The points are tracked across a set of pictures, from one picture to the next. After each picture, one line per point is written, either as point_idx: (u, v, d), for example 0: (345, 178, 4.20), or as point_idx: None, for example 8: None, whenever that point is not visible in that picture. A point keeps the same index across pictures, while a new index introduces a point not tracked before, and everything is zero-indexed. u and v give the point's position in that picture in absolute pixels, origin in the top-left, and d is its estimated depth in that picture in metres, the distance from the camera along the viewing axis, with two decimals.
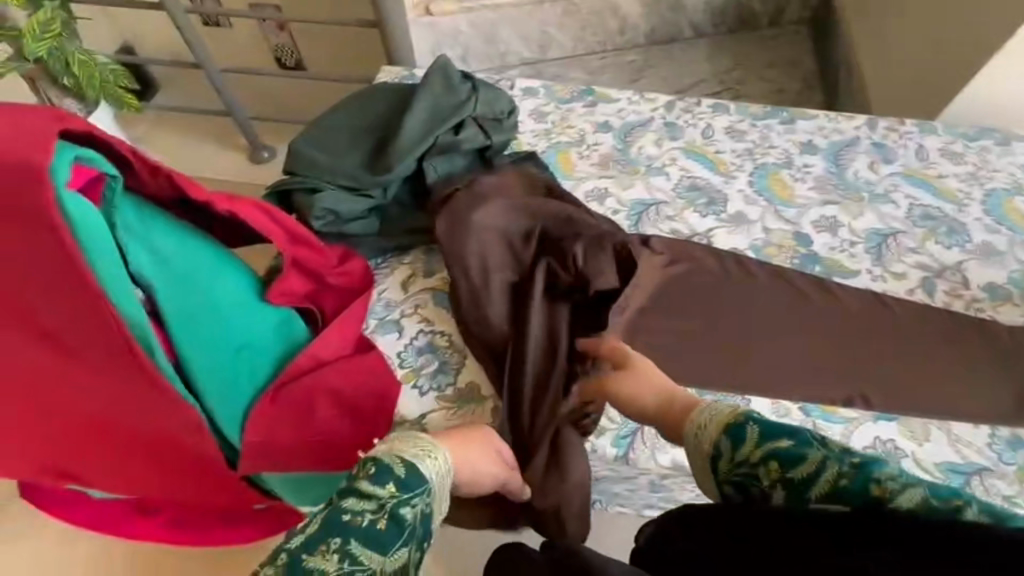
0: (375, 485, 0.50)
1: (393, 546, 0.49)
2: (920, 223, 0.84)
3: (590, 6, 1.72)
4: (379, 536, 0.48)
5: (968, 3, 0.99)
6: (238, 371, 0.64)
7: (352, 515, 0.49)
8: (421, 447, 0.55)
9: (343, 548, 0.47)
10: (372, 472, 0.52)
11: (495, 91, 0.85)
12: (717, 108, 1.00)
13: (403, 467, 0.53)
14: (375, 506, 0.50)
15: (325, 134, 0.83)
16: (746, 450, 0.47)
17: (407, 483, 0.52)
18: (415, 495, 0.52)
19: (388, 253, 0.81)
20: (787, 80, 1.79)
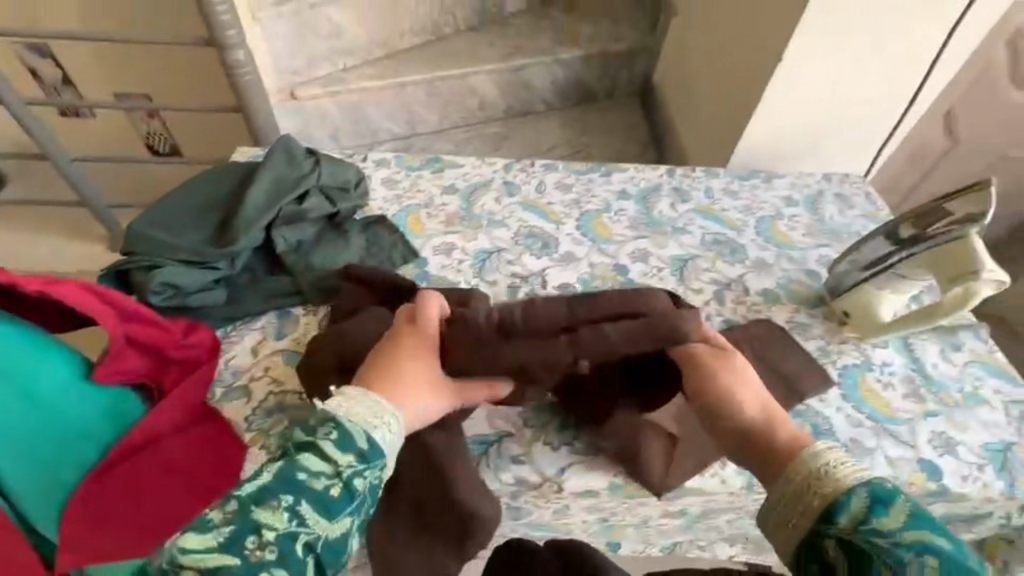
0: (337, 451, 0.57)
1: (341, 514, 0.56)
2: (710, 247, 1.02)
3: (449, 88, 1.92)
4: (328, 503, 0.55)
5: (743, 76, 1.31)
6: (60, 460, 0.62)
7: (308, 480, 0.55)
8: (374, 412, 0.60)
9: (292, 509, 0.54)
10: (335, 438, 0.57)
11: (339, 164, 0.93)
12: (547, 168, 1.16)
13: (365, 441, 0.58)
14: (331, 475, 0.56)
15: (167, 213, 0.86)
16: (888, 519, 0.51)
17: (366, 456, 0.58)
18: (370, 468, 0.58)
19: (235, 322, 0.82)
20: (626, 143, 2.10)
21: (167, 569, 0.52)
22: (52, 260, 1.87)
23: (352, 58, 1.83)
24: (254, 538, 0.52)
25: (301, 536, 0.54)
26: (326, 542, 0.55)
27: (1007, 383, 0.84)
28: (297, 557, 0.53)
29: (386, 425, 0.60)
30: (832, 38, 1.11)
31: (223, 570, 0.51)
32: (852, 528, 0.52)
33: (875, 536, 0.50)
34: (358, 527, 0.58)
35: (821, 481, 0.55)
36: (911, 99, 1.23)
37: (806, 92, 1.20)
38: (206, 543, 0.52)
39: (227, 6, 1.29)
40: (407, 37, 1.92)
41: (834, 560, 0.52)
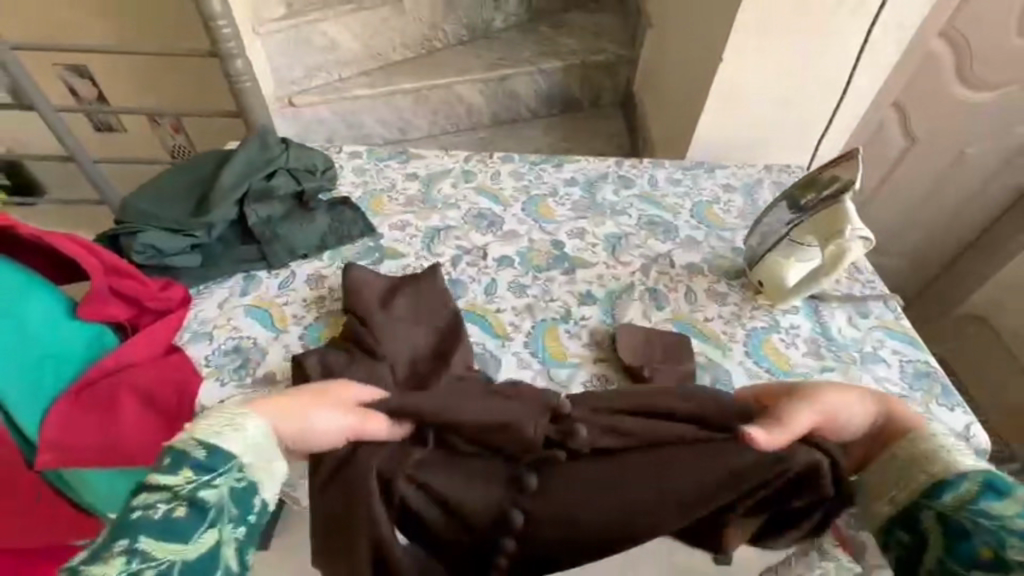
0: (167, 476, 0.52)
1: (195, 532, 0.50)
2: (645, 226, 1.11)
3: (437, 96, 2.06)
4: (173, 524, 0.49)
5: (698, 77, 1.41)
6: (42, 376, 0.73)
7: (143, 512, 0.50)
8: (224, 421, 0.57)
9: (130, 549, 0.48)
10: (167, 461, 0.53)
11: (306, 149, 1.06)
12: (503, 159, 1.26)
13: (202, 449, 0.54)
14: (170, 497, 0.51)
15: (155, 190, 0.99)
16: (1001, 506, 0.52)
17: (208, 467, 0.53)
18: (216, 475, 0.53)
19: (208, 283, 0.94)
20: (606, 147, 2.21)
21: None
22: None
23: (348, 69, 2.00)
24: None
25: (150, 571, 0.47)
26: (188, 564, 0.49)
27: (906, 344, 0.90)
28: None
29: (244, 434, 0.57)
30: (763, 36, 1.24)
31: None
32: (957, 510, 0.53)
33: (981, 517, 0.51)
34: (229, 542, 0.52)
35: (928, 463, 0.58)
36: (846, 91, 1.33)
37: (749, 85, 1.33)
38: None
39: (228, 21, 1.46)
40: (399, 51, 2.08)
41: (928, 529, 0.54)
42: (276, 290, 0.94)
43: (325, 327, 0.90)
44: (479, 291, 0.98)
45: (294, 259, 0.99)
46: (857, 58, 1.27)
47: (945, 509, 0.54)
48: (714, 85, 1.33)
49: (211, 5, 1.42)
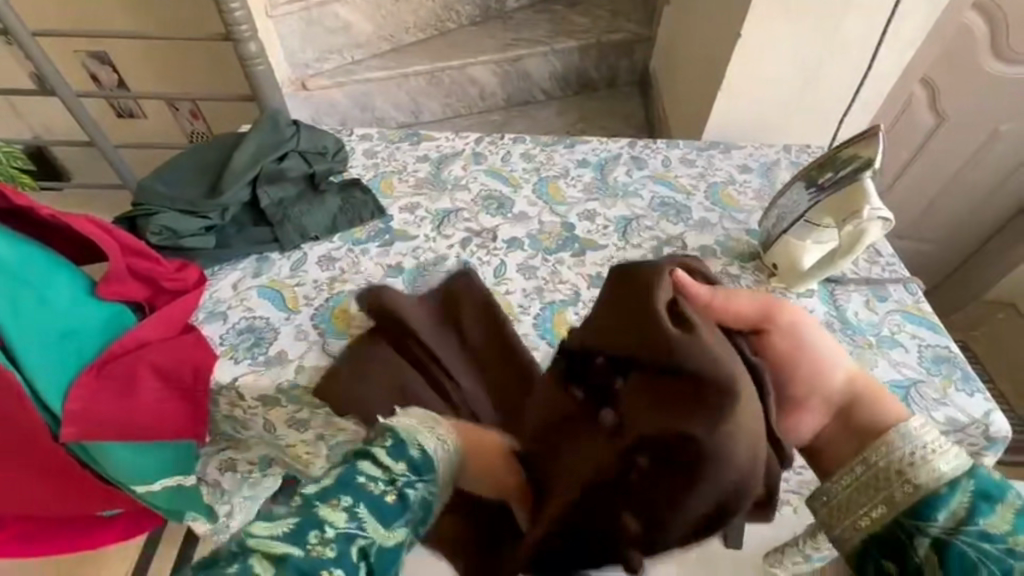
0: (389, 456, 0.43)
1: (395, 528, 0.39)
2: (658, 209, 1.09)
3: (451, 78, 2.04)
4: (383, 507, 0.39)
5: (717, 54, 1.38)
6: (65, 353, 0.76)
7: (365, 479, 0.41)
8: (427, 426, 0.47)
9: (349, 511, 0.38)
10: (388, 442, 0.44)
11: (317, 131, 1.07)
12: (514, 141, 1.24)
13: (421, 448, 0.44)
14: (388, 479, 0.42)
15: (170, 173, 1.00)
16: (998, 522, 0.42)
17: (423, 461, 0.44)
18: (426, 478, 0.43)
19: (223, 264, 0.96)
20: (621, 127, 2.17)
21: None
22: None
23: (361, 51, 1.99)
24: (310, 541, 0.36)
25: (356, 551, 0.37)
26: (381, 560, 0.38)
27: (926, 329, 0.88)
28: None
29: (445, 447, 0.46)
30: (783, 12, 1.20)
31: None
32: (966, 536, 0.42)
33: (987, 542, 0.41)
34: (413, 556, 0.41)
35: (909, 470, 0.47)
36: (872, 67, 1.28)
37: (768, 61, 1.29)
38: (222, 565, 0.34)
39: (240, 4, 1.46)
40: (412, 32, 2.06)
41: (922, 562, 0.42)
42: (288, 271, 0.96)
43: (334, 310, 0.91)
44: (488, 274, 0.98)
45: (306, 241, 1.00)
46: (883, 32, 1.22)
47: (944, 532, 0.43)
48: (732, 62, 1.30)
49: None
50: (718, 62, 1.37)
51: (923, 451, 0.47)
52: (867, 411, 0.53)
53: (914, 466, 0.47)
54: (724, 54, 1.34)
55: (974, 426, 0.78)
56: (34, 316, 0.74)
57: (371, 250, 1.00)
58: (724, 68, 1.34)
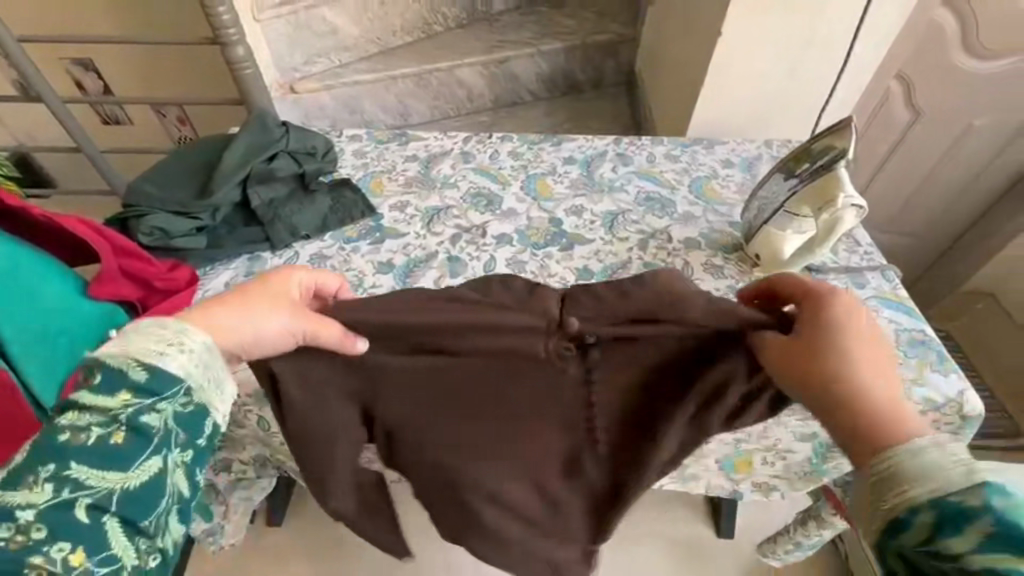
0: (105, 396, 0.52)
1: (134, 459, 0.51)
2: (643, 204, 1.12)
3: (438, 81, 2.06)
4: (114, 447, 0.51)
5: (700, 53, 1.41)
6: (57, 351, 0.76)
7: (74, 436, 0.50)
8: (164, 341, 0.56)
9: (58, 476, 0.48)
10: (98, 384, 0.53)
11: (306, 131, 1.08)
12: (501, 139, 1.26)
13: (143, 372, 0.54)
14: (108, 420, 0.52)
15: (159, 174, 1.01)
16: (959, 542, 0.42)
17: (148, 388, 0.54)
18: (158, 398, 0.54)
19: (214, 264, 0.97)
20: (608, 127, 2.21)
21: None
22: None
23: (349, 54, 2.00)
24: (10, 525, 0.46)
25: (87, 505, 0.48)
26: (133, 489, 0.51)
27: (903, 314, 0.90)
28: (86, 518, 0.48)
29: (191, 355, 0.57)
30: (761, 9, 1.23)
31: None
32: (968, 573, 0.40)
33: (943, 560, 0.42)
34: (175, 469, 0.54)
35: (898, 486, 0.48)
36: (848, 62, 1.31)
37: (748, 57, 1.32)
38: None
39: (227, 8, 1.47)
40: (399, 35, 2.08)
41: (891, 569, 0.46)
42: None
43: None
44: (478, 269, 1.00)
45: (296, 240, 1.01)
46: (859, 26, 1.25)
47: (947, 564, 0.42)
48: (712, 61, 1.34)
49: None
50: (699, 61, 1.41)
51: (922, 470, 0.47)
52: (866, 417, 0.55)
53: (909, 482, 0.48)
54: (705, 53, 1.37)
55: (950, 406, 0.80)
56: (26, 312, 0.74)
57: (361, 248, 1.01)
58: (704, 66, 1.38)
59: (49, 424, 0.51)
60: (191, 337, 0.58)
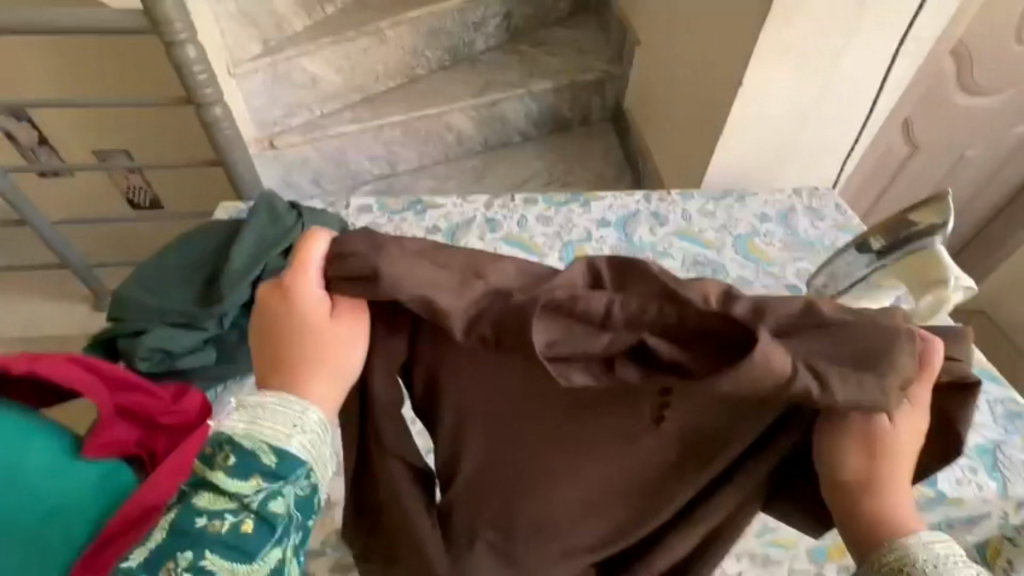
0: (236, 480, 0.51)
1: (262, 551, 0.51)
2: (692, 269, 1.07)
3: (426, 126, 1.96)
4: (243, 540, 0.50)
5: (718, 102, 1.37)
6: (49, 542, 0.61)
7: (207, 524, 0.49)
8: (287, 420, 0.54)
9: (194, 566, 0.49)
10: (233, 462, 0.51)
11: (322, 214, 0.94)
12: (527, 201, 1.17)
13: (272, 455, 0.52)
14: (238, 506, 0.51)
15: (153, 277, 0.87)
16: None
17: (275, 474, 0.52)
18: (284, 484, 0.52)
19: (229, 381, 0.84)
20: (600, 165, 2.15)
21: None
22: (45, 325, 1.90)
23: (329, 104, 1.87)
24: None
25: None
26: None
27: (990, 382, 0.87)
28: None
29: (304, 427, 0.54)
30: (784, 63, 1.22)
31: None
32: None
33: None
34: (286, 560, 0.53)
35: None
36: (858, 107, 1.31)
37: (764, 108, 1.31)
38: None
39: (204, 66, 1.33)
40: (382, 81, 1.95)
41: None
42: None
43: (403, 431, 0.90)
44: None
45: None
46: (879, 79, 1.26)
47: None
48: (732, 110, 1.32)
49: (184, 51, 1.28)
50: (715, 109, 1.38)
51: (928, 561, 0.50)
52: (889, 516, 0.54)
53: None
54: (722, 104, 1.35)
55: None
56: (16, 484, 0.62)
57: None
58: (722, 116, 1.35)
59: (189, 498, 0.51)
60: (310, 411, 0.54)
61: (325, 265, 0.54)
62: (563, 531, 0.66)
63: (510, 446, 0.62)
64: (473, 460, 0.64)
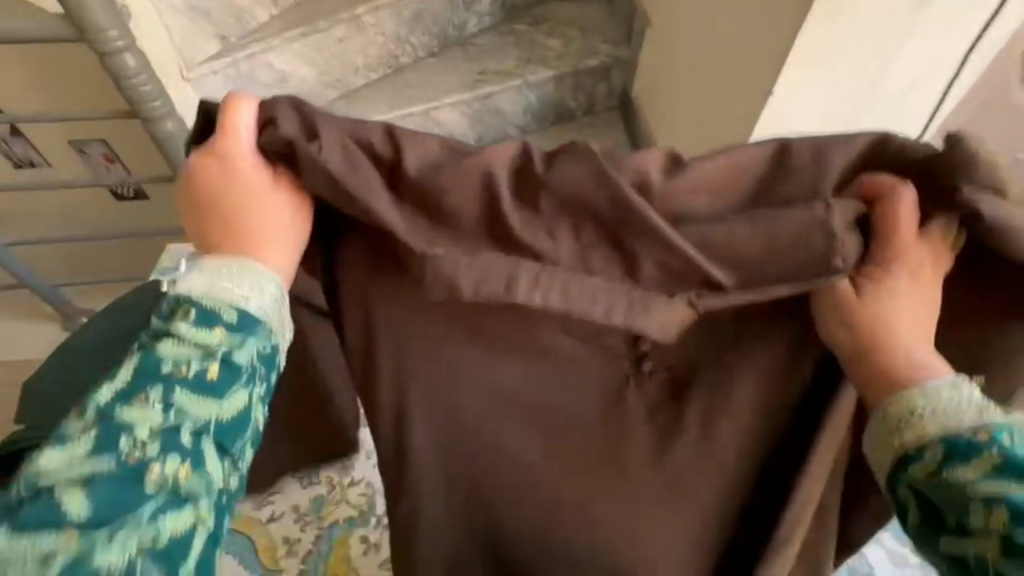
0: (204, 330, 0.51)
1: (229, 392, 0.51)
2: None
3: (413, 124, 1.77)
4: (208, 382, 0.50)
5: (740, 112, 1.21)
6: None
7: (173, 368, 0.50)
8: (251, 284, 0.53)
9: (164, 402, 0.49)
10: (194, 314, 0.51)
11: None
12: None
13: (233, 312, 0.52)
14: (202, 355, 0.51)
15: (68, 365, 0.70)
16: (967, 471, 0.48)
17: (239, 324, 0.52)
18: (252, 336, 0.52)
19: None
20: None
21: (15, 504, 0.45)
22: (16, 347, 1.79)
23: (301, 103, 1.68)
24: (128, 438, 0.47)
25: (186, 425, 0.49)
26: (229, 424, 0.51)
27: None
28: (183, 448, 0.48)
29: (263, 292, 0.54)
30: (819, 74, 1.05)
31: (96, 476, 0.46)
32: (987, 512, 0.46)
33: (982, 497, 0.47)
34: (258, 399, 0.53)
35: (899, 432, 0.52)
36: (904, 114, 1.11)
37: (792, 118, 1.14)
38: (65, 464, 0.46)
39: (147, 75, 1.15)
40: (362, 73, 1.76)
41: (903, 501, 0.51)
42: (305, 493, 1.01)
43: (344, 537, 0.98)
44: None
45: None
46: (937, 96, 1.06)
47: (986, 525, 0.46)
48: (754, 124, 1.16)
49: (121, 60, 1.10)
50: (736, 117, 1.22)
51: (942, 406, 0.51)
52: (896, 362, 0.53)
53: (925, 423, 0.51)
54: (747, 116, 1.18)
55: None
56: None
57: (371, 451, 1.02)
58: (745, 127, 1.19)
59: (152, 346, 0.51)
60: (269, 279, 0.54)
61: (258, 135, 0.54)
62: (572, 540, 0.67)
63: (506, 439, 0.64)
64: (467, 468, 0.64)
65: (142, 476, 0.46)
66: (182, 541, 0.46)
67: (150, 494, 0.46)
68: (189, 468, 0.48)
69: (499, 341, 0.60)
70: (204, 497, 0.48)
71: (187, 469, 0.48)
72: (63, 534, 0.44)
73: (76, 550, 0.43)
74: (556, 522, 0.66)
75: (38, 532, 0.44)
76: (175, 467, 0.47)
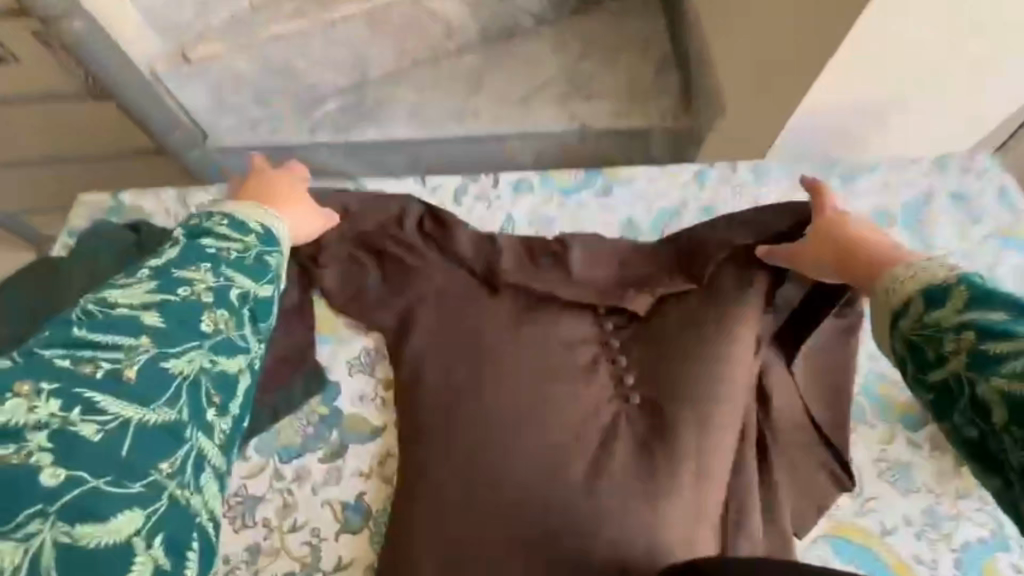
0: (236, 231, 0.53)
1: (266, 280, 0.52)
2: None
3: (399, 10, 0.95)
4: (247, 267, 0.51)
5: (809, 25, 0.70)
6: None
7: (216, 249, 0.50)
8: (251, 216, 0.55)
9: (213, 269, 0.49)
10: (226, 222, 0.53)
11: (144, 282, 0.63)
12: (505, 138, 0.99)
13: (261, 228, 0.55)
14: (239, 246, 0.52)
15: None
16: (950, 304, 0.42)
17: (267, 238, 0.54)
18: (277, 249, 0.55)
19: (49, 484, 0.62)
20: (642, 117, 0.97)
21: (78, 314, 0.43)
22: None
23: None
24: (185, 287, 0.47)
25: (233, 291, 0.49)
26: (259, 307, 0.51)
27: None
28: (233, 306, 0.48)
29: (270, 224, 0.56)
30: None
31: (162, 305, 0.45)
32: (954, 333, 0.40)
33: (963, 331, 0.40)
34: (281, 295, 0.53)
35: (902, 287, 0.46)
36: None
37: (908, 113, 0.79)
38: (130, 290, 0.45)
39: None
40: None
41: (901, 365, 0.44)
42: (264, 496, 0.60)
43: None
44: None
45: None
46: None
47: (952, 347, 0.40)
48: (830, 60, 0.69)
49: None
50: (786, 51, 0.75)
51: (917, 268, 0.46)
52: (873, 251, 0.51)
53: (903, 286, 0.46)
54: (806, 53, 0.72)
55: None
56: None
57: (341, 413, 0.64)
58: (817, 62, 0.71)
59: (194, 237, 0.51)
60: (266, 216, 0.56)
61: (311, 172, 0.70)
62: (617, 492, 0.54)
63: (500, 396, 0.60)
64: (473, 422, 0.59)
65: (198, 317, 0.45)
66: (229, 378, 0.46)
67: (210, 335, 0.45)
68: (235, 327, 0.48)
69: (502, 302, 0.66)
70: (247, 354, 0.48)
71: (234, 326, 0.48)
72: (140, 340, 0.42)
73: (149, 354, 0.42)
74: (609, 471, 0.55)
75: (114, 339, 0.42)
76: (224, 322, 0.47)
